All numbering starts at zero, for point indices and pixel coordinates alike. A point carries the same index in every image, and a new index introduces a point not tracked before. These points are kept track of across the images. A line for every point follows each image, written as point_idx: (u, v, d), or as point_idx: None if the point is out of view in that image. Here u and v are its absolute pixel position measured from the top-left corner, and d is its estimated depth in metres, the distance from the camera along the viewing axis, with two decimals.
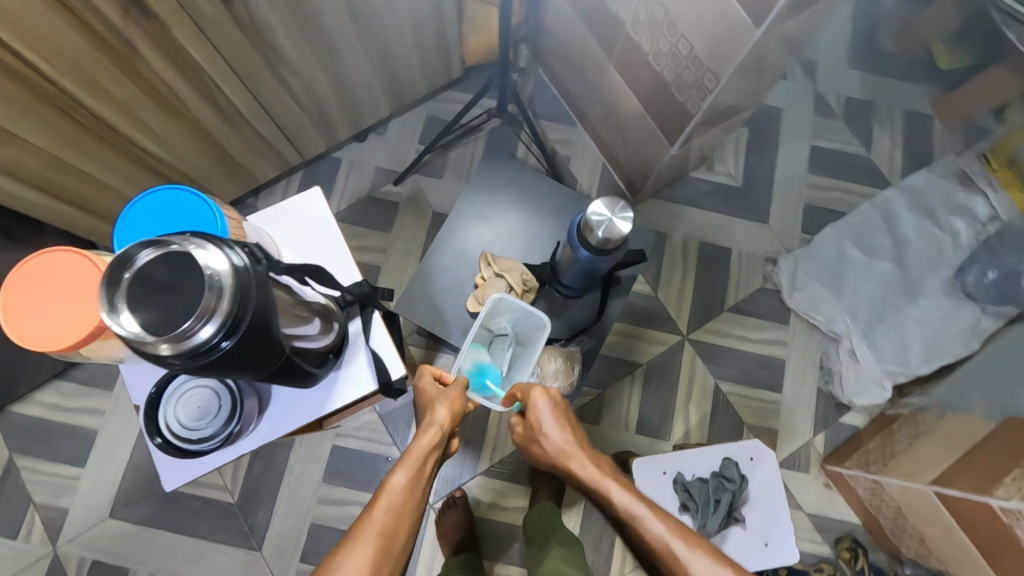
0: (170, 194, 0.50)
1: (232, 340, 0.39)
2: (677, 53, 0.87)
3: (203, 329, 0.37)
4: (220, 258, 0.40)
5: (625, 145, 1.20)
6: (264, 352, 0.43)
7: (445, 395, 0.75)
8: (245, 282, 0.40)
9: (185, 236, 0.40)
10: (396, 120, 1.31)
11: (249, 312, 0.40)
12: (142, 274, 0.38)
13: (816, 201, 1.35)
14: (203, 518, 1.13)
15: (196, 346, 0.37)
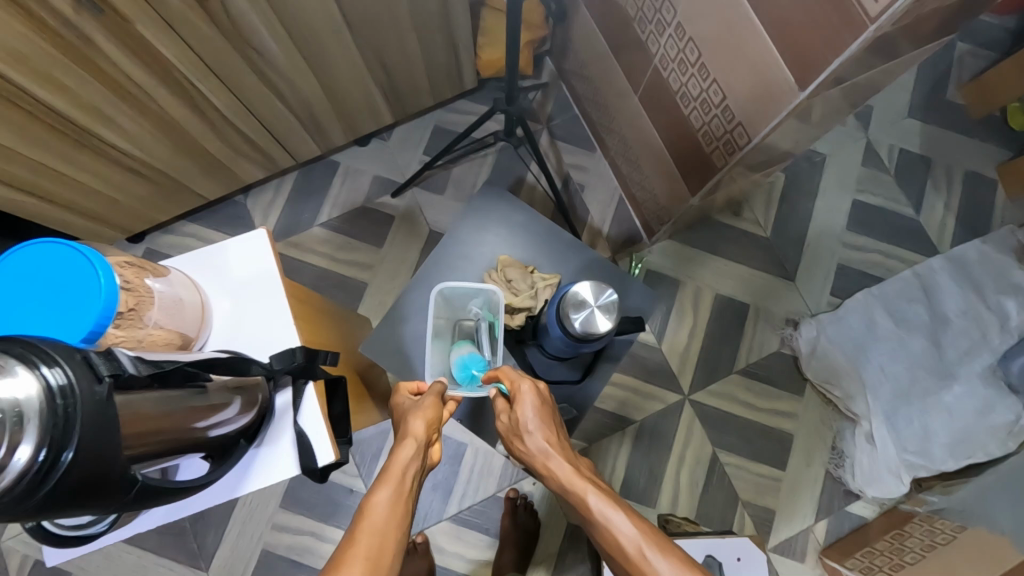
0: (50, 250, 0.43)
1: (67, 456, 0.33)
2: (707, 99, 0.76)
3: (19, 456, 0.32)
4: (27, 376, 0.33)
5: (644, 182, 1.10)
6: (120, 458, 0.37)
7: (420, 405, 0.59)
8: (68, 388, 0.34)
9: None
10: (402, 127, 1.22)
11: (81, 420, 0.34)
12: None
13: (851, 261, 1.22)
14: (151, 531, 1.07)
15: (18, 481, 0.32)
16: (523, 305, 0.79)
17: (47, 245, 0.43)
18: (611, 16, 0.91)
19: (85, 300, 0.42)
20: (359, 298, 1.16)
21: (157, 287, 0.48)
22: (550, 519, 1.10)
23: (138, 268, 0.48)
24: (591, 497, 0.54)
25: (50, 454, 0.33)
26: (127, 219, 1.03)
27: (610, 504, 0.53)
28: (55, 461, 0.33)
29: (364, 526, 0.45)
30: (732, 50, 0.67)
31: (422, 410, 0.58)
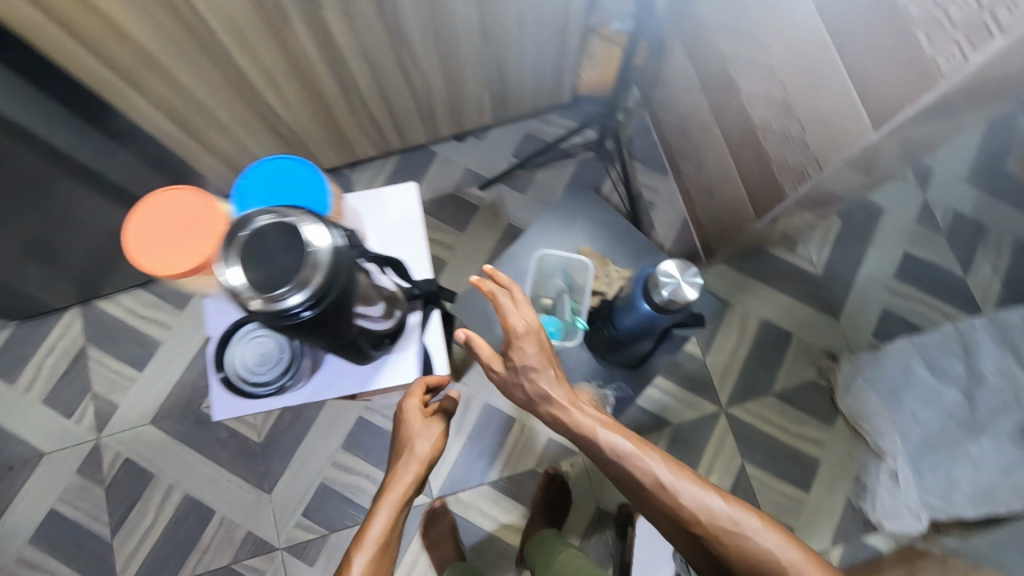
0: (279, 164, 0.55)
1: (308, 310, 0.42)
2: (787, 133, 0.86)
3: (293, 298, 0.42)
4: (325, 235, 0.45)
5: (710, 207, 1.20)
6: (333, 320, 0.47)
7: (428, 426, 0.63)
8: (338, 260, 0.45)
9: (301, 212, 0.45)
10: (496, 130, 1.36)
11: (336, 288, 0.44)
12: (253, 234, 0.43)
13: (894, 309, 1.29)
14: (227, 449, 1.21)
15: (285, 309, 0.42)
16: (599, 289, 0.90)
17: (284, 161, 0.55)
18: (706, 55, 1.04)
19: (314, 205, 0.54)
20: (437, 274, 1.29)
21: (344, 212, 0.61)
22: (580, 501, 1.19)
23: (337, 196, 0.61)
24: (604, 436, 0.66)
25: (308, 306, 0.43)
26: None
27: (643, 451, 0.64)
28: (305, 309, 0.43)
29: (360, 562, 0.55)
30: (817, 93, 0.78)
31: (422, 432, 0.63)
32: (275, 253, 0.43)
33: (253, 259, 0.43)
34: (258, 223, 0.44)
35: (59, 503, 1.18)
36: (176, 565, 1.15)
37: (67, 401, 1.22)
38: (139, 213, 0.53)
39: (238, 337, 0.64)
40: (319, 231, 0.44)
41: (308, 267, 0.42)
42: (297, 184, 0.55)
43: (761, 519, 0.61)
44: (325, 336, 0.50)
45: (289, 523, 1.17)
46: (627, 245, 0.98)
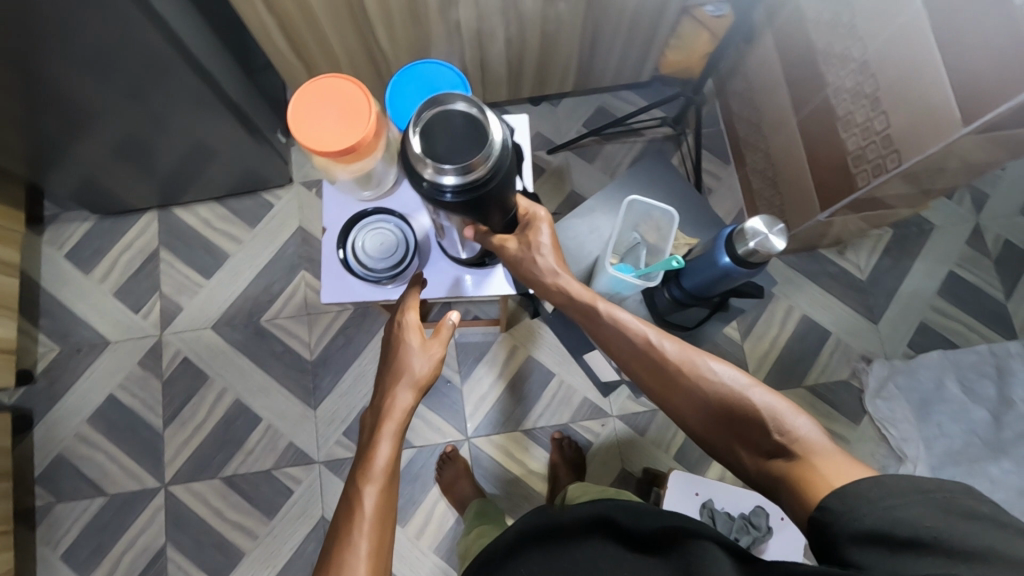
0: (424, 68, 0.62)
1: (449, 201, 0.47)
2: (871, 126, 0.91)
3: (447, 180, 0.46)
4: (454, 189, 0.46)
5: (772, 198, 1.24)
6: (464, 211, 0.51)
7: (422, 348, 0.66)
8: (501, 161, 0.47)
9: (459, 193, 0.46)
10: (571, 99, 1.40)
11: (487, 185, 0.47)
12: (441, 114, 0.46)
13: (933, 324, 1.32)
14: (280, 363, 1.27)
15: (431, 185, 0.47)
16: None
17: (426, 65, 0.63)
18: (796, 49, 1.08)
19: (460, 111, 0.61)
20: None
21: None
22: (607, 460, 1.24)
23: None
24: (604, 308, 0.64)
25: (452, 195, 0.47)
26: None
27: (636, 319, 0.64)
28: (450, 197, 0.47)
29: (371, 476, 0.59)
30: (909, 89, 0.82)
31: (419, 356, 0.65)
32: (455, 134, 0.46)
33: (435, 130, 0.46)
34: (456, 106, 0.46)
35: (119, 389, 1.25)
36: (221, 462, 1.22)
37: (136, 296, 1.29)
38: (299, 121, 0.57)
39: (360, 226, 0.69)
40: (450, 189, 0.46)
41: (469, 163, 0.45)
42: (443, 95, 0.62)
43: (750, 379, 0.59)
44: (468, 216, 0.54)
45: (329, 440, 1.23)
46: (696, 216, 1.03)
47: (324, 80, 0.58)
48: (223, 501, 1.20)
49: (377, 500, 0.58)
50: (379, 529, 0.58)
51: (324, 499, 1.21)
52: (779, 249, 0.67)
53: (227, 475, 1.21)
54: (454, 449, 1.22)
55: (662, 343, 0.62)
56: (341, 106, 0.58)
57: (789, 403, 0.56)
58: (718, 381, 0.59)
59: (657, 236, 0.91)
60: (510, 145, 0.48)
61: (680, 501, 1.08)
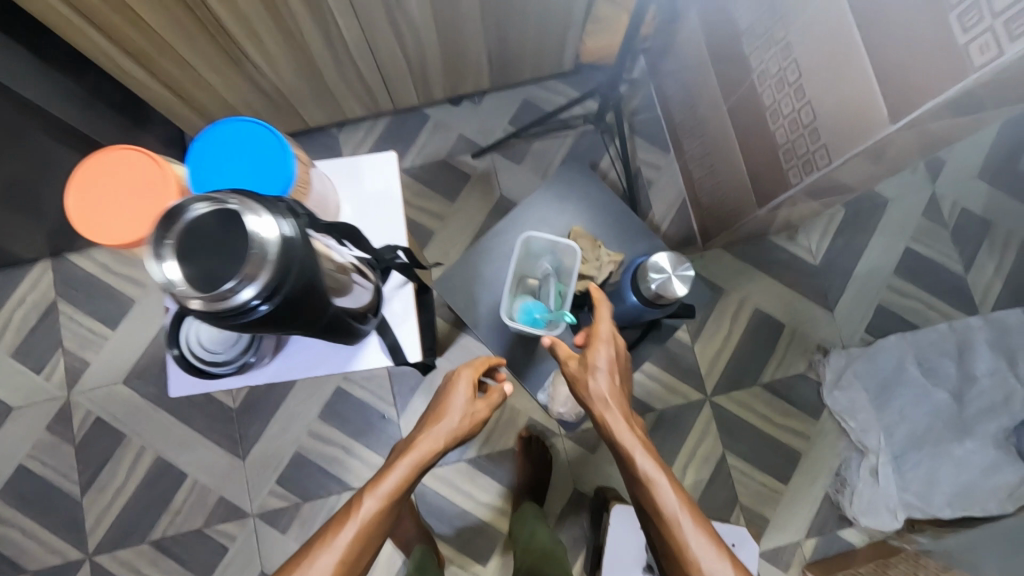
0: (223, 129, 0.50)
1: (267, 311, 0.38)
2: (797, 119, 0.82)
3: (244, 293, 0.36)
4: (256, 303, 0.37)
5: (712, 189, 1.15)
6: (301, 314, 0.42)
7: (469, 402, 0.73)
8: (291, 250, 0.39)
9: (265, 302, 0.38)
10: (493, 95, 1.29)
11: (289, 282, 0.39)
12: (191, 225, 0.37)
13: (892, 304, 1.25)
14: (202, 413, 1.18)
15: (228, 310, 0.37)
16: (588, 272, 0.87)
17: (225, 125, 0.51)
18: (721, 30, 0.97)
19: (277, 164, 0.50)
20: (425, 243, 1.23)
21: (314, 181, 0.57)
22: (559, 482, 1.17)
23: (305, 160, 0.56)
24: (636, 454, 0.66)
25: (262, 303, 0.37)
26: None
27: (655, 467, 0.65)
28: (262, 306, 0.38)
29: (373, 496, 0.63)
30: (833, 79, 0.72)
31: (450, 416, 0.71)
32: (214, 246, 0.37)
33: (192, 251, 0.37)
34: (193, 214, 0.37)
35: (28, 460, 1.15)
36: (148, 526, 1.14)
37: (37, 356, 1.19)
38: (90, 226, 0.49)
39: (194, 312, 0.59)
40: (252, 305, 0.37)
41: (248, 261, 0.36)
42: (257, 156, 0.50)
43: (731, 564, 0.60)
44: (298, 329, 0.44)
45: (262, 491, 1.16)
46: (621, 226, 0.93)
47: (119, 157, 0.49)
48: (154, 567, 1.13)
49: (370, 518, 0.62)
50: (359, 544, 0.61)
51: (261, 554, 1.14)
52: (672, 292, 0.60)
53: (155, 539, 1.14)
54: None
55: (637, 458, 0.66)
56: (123, 187, 0.49)
57: (729, 562, 0.60)
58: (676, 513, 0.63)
59: (563, 267, 0.85)
60: (297, 227, 0.40)
61: (621, 535, 1.00)
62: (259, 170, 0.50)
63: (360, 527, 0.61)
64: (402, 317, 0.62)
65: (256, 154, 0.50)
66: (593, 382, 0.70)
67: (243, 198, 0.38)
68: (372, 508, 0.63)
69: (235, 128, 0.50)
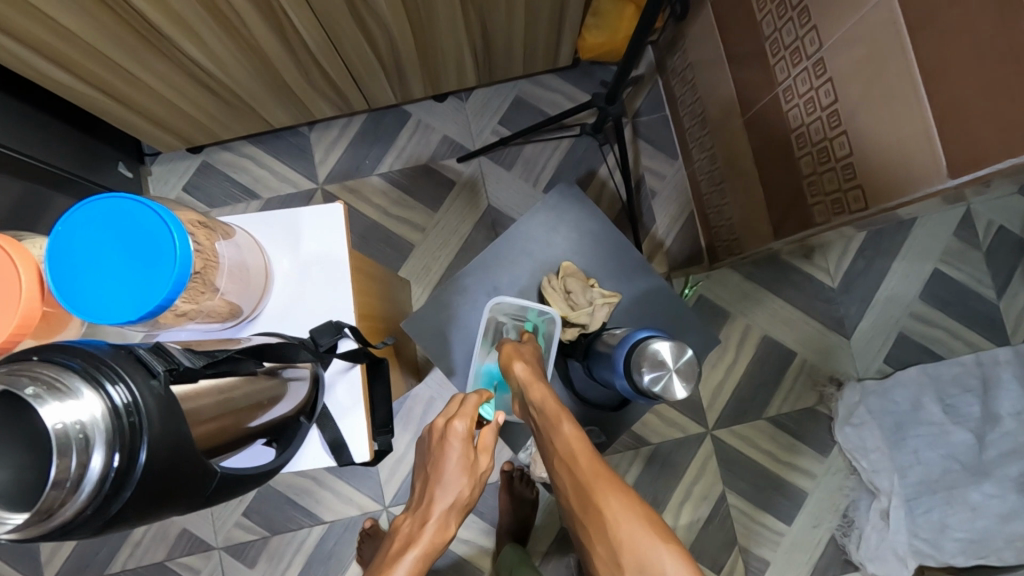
0: (90, 209, 0.39)
1: (144, 461, 0.29)
2: (828, 148, 0.69)
3: (93, 464, 0.27)
4: (109, 472, 0.28)
5: (722, 207, 1.03)
6: (191, 467, 0.32)
7: (467, 461, 0.55)
8: (140, 396, 0.30)
9: (122, 465, 0.28)
10: (482, 90, 1.15)
11: (140, 428, 0.29)
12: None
13: (914, 333, 1.15)
14: None
15: (79, 508, 0.27)
16: (579, 320, 0.76)
17: (93, 203, 0.39)
18: (743, 32, 0.83)
19: (159, 252, 0.38)
20: (402, 258, 1.11)
21: (224, 251, 0.46)
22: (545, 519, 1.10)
23: (207, 228, 0.45)
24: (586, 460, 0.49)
25: (123, 463, 0.28)
26: (191, 131, 1.00)
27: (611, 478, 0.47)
28: (126, 479, 0.29)
29: None
30: (880, 109, 0.60)
31: (449, 481, 0.54)
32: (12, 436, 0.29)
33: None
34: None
35: None
36: (106, 557, 1.07)
37: None
38: None
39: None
40: (103, 478, 0.28)
41: (58, 450, 0.26)
42: (138, 236, 0.38)
43: None
44: (191, 506, 0.34)
45: (227, 523, 1.08)
46: (618, 262, 0.82)
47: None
48: None
49: None
50: None
51: None
52: (673, 394, 0.50)
53: (115, 571, 1.07)
54: (372, 524, 1.06)
55: (586, 465, 0.49)
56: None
57: None
58: (622, 511, 0.45)
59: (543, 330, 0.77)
60: (145, 371, 0.31)
61: None
62: (144, 255, 0.38)
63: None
64: (347, 409, 0.52)
65: (138, 235, 0.38)
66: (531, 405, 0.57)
67: (42, 365, 0.29)
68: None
69: (104, 206, 0.39)
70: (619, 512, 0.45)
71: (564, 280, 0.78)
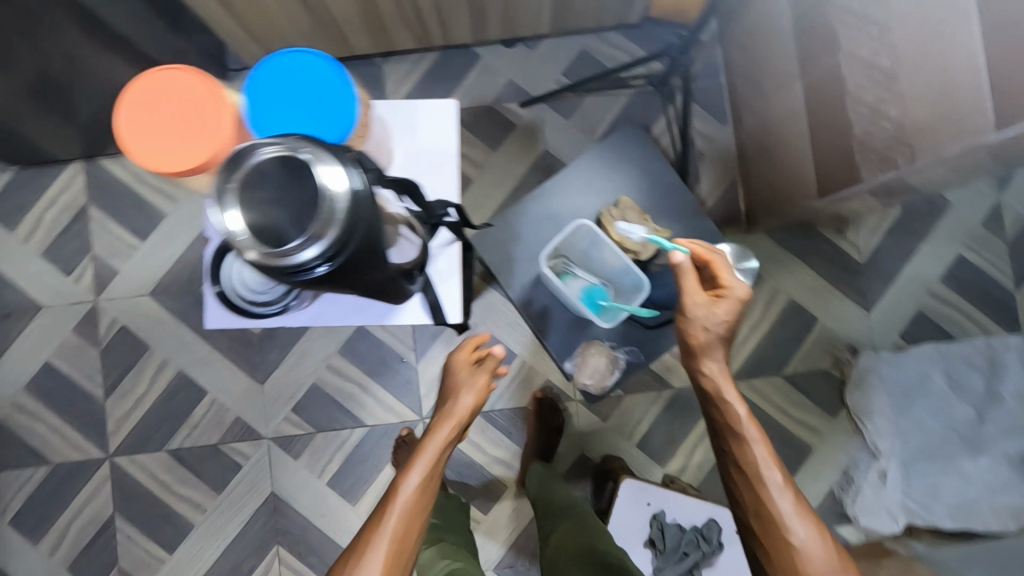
0: (281, 62, 0.59)
1: (320, 270, 0.48)
2: (882, 109, 0.76)
3: (305, 255, 0.46)
4: (306, 257, 0.47)
5: (766, 171, 1.10)
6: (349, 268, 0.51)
7: (473, 384, 0.81)
8: (351, 207, 0.49)
9: (316, 250, 0.47)
10: (550, 40, 1.21)
11: (349, 243, 0.49)
12: (252, 180, 0.46)
13: (931, 312, 1.21)
14: (223, 334, 1.19)
15: (290, 264, 0.47)
16: (631, 248, 0.85)
17: (286, 57, 0.59)
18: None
19: (326, 90, 0.60)
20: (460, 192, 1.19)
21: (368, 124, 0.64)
22: (567, 447, 1.19)
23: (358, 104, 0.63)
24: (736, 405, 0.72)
25: (319, 260, 0.48)
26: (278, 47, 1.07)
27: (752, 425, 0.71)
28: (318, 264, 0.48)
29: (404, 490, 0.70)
30: (937, 71, 0.67)
31: (464, 393, 0.80)
32: (274, 190, 0.47)
33: (249, 197, 0.47)
34: (259, 156, 0.47)
35: (52, 358, 1.18)
36: (165, 435, 1.18)
37: (66, 259, 1.19)
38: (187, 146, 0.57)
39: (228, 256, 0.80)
40: (303, 256, 0.46)
41: (309, 227, 0.46)
42: (312, 78, 0.60)
43: (826, 543, 0.64)
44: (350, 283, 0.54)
45: (277, 417, 1.18)
46: (672, 203, 0.90)
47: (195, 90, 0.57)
48: (169, 475, 1.17)
49: (409, 501, 0.69)
50: (410, 517, 0.69)
51: (273, 476, 1.18)
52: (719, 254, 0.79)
53: (173, 448, 1.18)
54: (407, 432, 1.17)
55: (733, 403, 0.72)
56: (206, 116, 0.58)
57: (807, 513, 0.67)
58: (810, 545, 0.64)
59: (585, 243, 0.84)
60: (356, 185, 0.50)
61: (627, 505, 0.96)
62: (326, 93, 0.60)
63: (413, 495, 0.70)
64: (443, 275, 0.65)
65: (311, 77, 0.60)
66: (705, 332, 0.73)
67: (305, 158, 0.48)
68: (408, 496, 0.70)
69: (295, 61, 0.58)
70: (806, 544, 0.64)
71: (621, 211, 0.86)
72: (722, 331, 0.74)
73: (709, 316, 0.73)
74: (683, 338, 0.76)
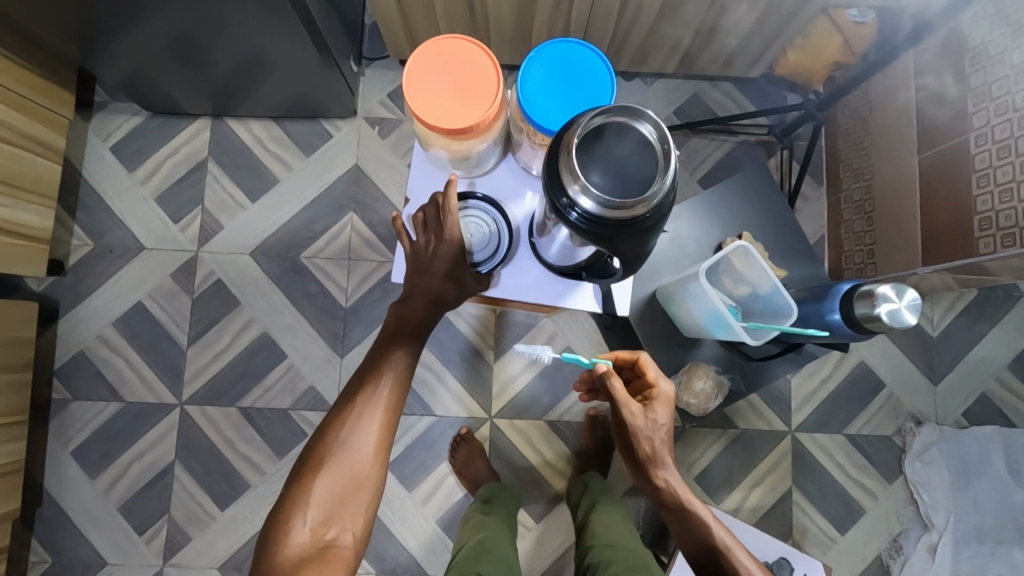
0: (556, 50, 0.56)
1: (565, 218, 0.43)
2: (1013, 190, 0.82)
3: (579, 199, 0.42)
4: (573, 200, 0.43)
5: (862, 234, 1.15)
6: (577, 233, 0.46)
7: (396, 368, 0.67)
8: (649, 220, 0.42)
9: (581, 212, 0.43)
10: (666, 81, 1.28)
11: (613, 233, 0.43)
12: (612, 125, 0.43)
13: (995, 396, 1.24)
14: (312, 304, 1.22)
15: (561, 193, 0.43)
16: None
17: (563, 47, 0.56)
18: (938, 81, 0.96)
19: (590, 80, 0.56)
20: None
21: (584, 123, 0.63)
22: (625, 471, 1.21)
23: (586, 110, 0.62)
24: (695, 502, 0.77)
25: (574, 214, 0.43)
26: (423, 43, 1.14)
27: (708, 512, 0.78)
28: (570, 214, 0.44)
29: (337, 463, 0.63)
30: None
31: (387, 376, 0.67)
32: (611, 148, 0.43)
33: (601, 133, 0.43)
34: (639, 122, 0.43)
35: (145, 299, 1.22)
36: (238, 392, 1.20)
37: (177, 207, 1.24)
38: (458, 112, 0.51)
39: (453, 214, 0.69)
40: (570, 199, 0.43)
41: (607, 198, 0.41)
42: (579, 67, 0.56)
43: None
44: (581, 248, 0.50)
45: None
46: (788, 246, 0.94)
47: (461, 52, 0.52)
48: (235, 431, 1.19)
49: (342, 483, 0.63)
50: (345, 490, 0.63)
51: None
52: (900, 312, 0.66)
53: (243, 406, 1.20)
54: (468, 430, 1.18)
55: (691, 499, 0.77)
56: (475, 79, 0.52)
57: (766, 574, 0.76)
58: None
59: (737, 261, 0.80)
60: (665, 208, 0.43)
61: None
62: (584, 81, 0.56)
63: (348, 473, 0.63)
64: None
65: (575, 65, 0.56)
66: (653, 439, 0.74)
67: (662, 157, 0.42)
68: (342, 470, 0.63)
69: (562, 50, 0.56)
70: None
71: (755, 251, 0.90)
72: (665, 436, 0.75)
73: (653, 426, 0.74)
74: (628, 450, 0.77)
